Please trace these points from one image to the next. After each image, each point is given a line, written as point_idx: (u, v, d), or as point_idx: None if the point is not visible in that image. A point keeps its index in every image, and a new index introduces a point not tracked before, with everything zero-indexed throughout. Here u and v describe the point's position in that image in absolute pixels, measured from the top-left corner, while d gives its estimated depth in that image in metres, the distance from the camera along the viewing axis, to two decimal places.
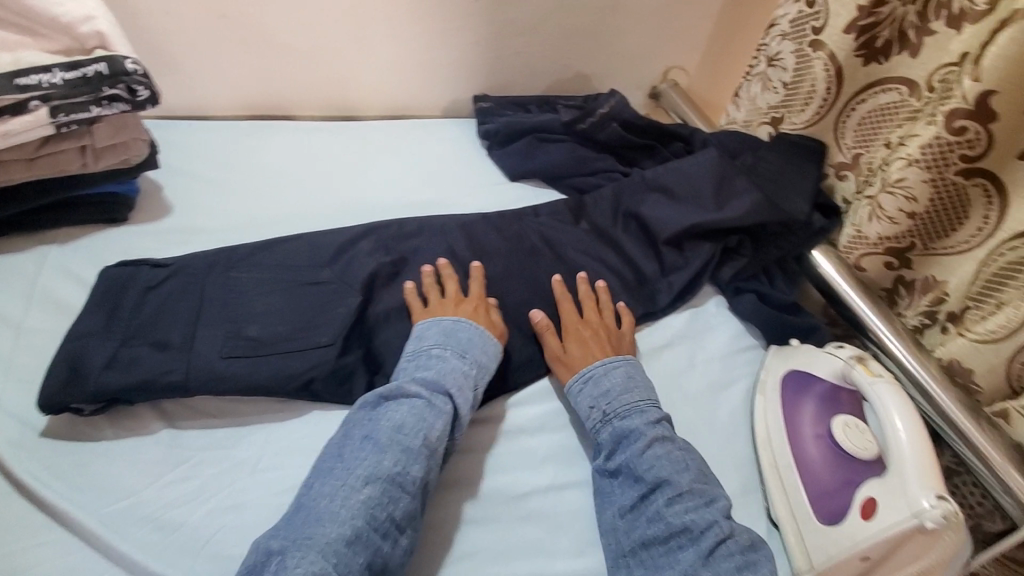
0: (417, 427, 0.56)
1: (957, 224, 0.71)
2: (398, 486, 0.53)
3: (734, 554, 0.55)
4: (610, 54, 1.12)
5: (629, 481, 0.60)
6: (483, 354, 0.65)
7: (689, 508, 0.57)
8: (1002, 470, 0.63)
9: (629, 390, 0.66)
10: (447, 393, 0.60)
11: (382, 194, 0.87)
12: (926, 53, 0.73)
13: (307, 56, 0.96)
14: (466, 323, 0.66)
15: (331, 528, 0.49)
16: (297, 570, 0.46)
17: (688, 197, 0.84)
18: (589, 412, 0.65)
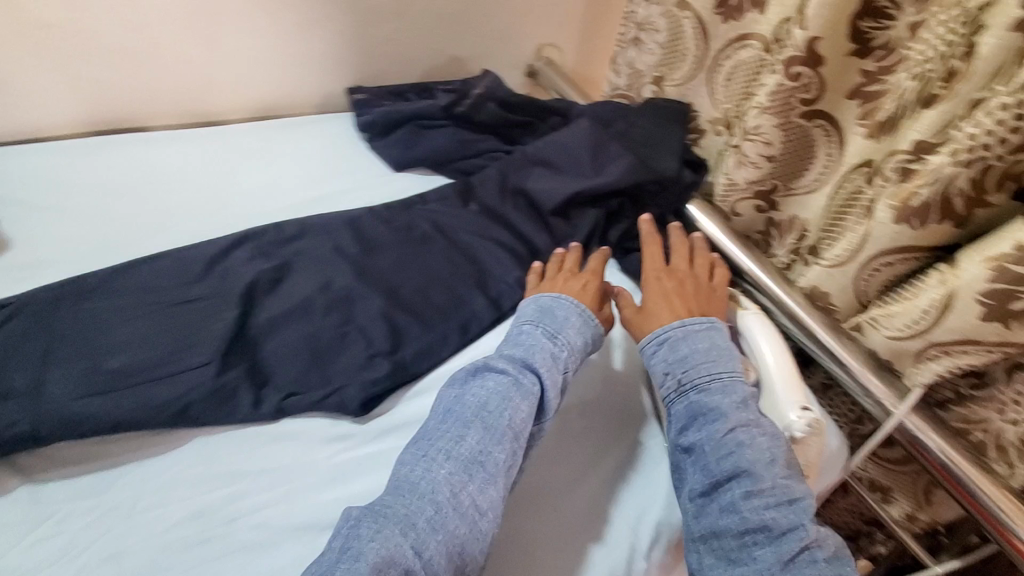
0: (501, 407, 0.55)
1: (808, 163, 0.78)
2: (479, 466, 0.52)
3: (818, 563, 0.50)
4: (482, 35, 1.11)
5: (700, 464, 0.57)
6: (577, 336, 0.64)
7: (769, 504, 0.52)
8: (863, 376, 0.72)
9: (711, 362, 0.62)
10: (534, 371, 0.59)
11: (257, 200, 0.82)
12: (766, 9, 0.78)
13: (152, 60, 0.87)
14: (564, 300, 0.67)
15: (413, 499, 0.49)
16: (371, 543, 0.46)
17: (570, 167, 0.86)
18: (663, 379, 0.63)
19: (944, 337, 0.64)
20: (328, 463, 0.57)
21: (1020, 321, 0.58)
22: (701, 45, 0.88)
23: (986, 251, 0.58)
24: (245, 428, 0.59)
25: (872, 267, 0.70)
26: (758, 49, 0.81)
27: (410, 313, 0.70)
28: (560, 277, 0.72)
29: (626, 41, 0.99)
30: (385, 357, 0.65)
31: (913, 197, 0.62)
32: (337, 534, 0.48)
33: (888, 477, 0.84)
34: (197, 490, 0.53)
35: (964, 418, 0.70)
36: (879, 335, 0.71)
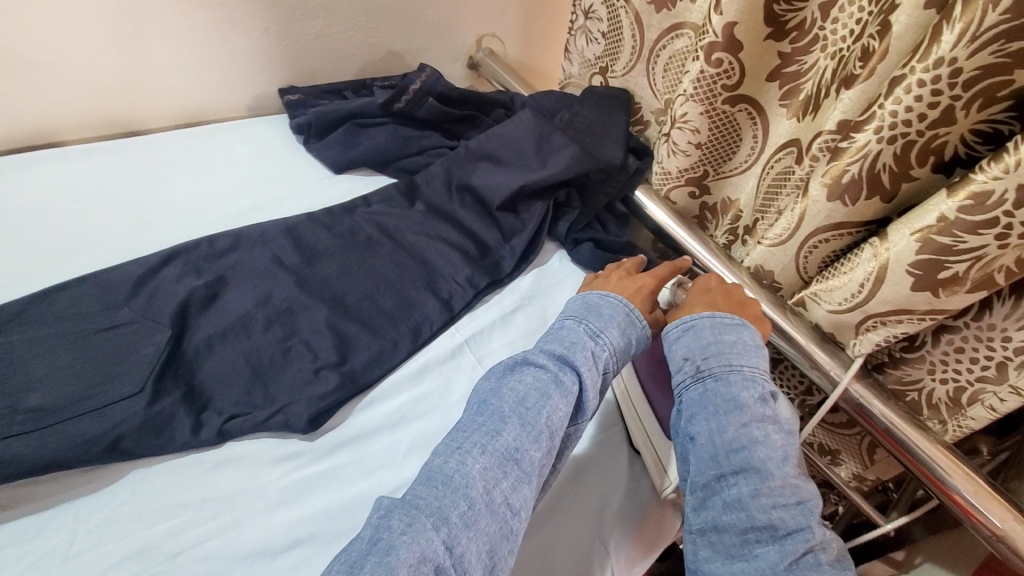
0: (540, 404, 0.54)
1: (736, 147, 0.80)
2: (515, 463, 0.51)
3: (822, 568, 0.49)
4: (419, 27, 1.08)
5: (705, 455, 0.56)
6: (619, 338, 0.62)
7: (776, 504, 0.51)
8: (810, 349, 0.74)
9: (735, 354, 0.60)
10: (574, 369, 0.58)
11: (189, 213, 0.78)
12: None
13: (60, 69, 0.81)
14: (612, 298, 0.66)
15: (448, 491, 0.48)
16: (403, 536, 0.45)
17: (514, 161, 0.85)
18: (682, 365, 0.61)
19: (879, 308, 0.67)
20: (278, 484, 0.55)
21: (947, 289, 0.60)
22: (637, 34, 0.87)
23: (914, 224, 0.60)
24: (184, 455, 0.55)
25: (810, 244, 0.72)
26: (689, 38, 0.80)
27: (359, 321, 0.68)
28: (615, 275, 0.73)
29: (574, 30, 0.99)
30: (333, 369, 0.63)
31: (844, 174, 0.64)
32: (367, 523, 0.47)
33: (835, 440, 0.87)
34: (132, 527, 0.50)
35: (899, 379, 0.74)
36: (821, 310, 0.73)
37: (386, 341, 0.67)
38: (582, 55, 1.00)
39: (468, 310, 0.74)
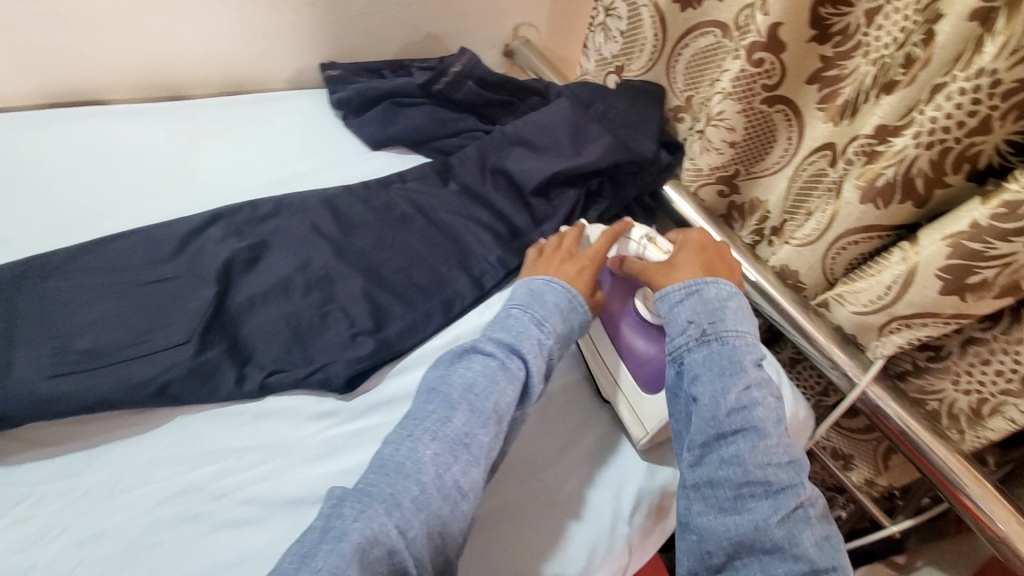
0: (488, 391, 0.55)
1: (769, 147, 0.81)
2: (465, 448, 0.52)
3: (809, 520, 0.52)
4: (458, 12, 1.09)
5: (705, 414, 0.56)
6: (563, 323, 0.63)
7: (772, 461, 0.53)
8: (831, 350, 0.75)
9: (738, 321, 0.60)
10: (521, 357, 0.58)
11: (231, 177, 0.80)
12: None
13: (111, 28, 0.83)
14: (555, 284, 0.65)
15: (397, 479, 0.50)
16: (354, 524, 0.47)
17: (549, 148, 0.86)
18: (686, 326, 0.60)
19: (904, 311, 0.68)
20: (314, 440, 0.57)
21: (974, 294, 0.61)
22: (659, 33, 0.90)
23: (945, 229, 0.61)
24: (227, 405, 0.57)
25: (838, 246, 0.73)
26: (714, 36, 0.85)
27: (392, 292, 0.70)
28: (555, 258, 0.70)
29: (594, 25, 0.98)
30: (369, 335, 0.65)
31: (878, 177, 0.65)
32: (319, 512, 0.49)
33: (850, 445, 0.89)
34: (178, 469, 0.52)
35: (921, 388, 0.75)
36: (845, 311, 0.74)
37: (418, 313, 0.69)
38: (599, 52, 1.00)
39: (498, 290, 0.76)
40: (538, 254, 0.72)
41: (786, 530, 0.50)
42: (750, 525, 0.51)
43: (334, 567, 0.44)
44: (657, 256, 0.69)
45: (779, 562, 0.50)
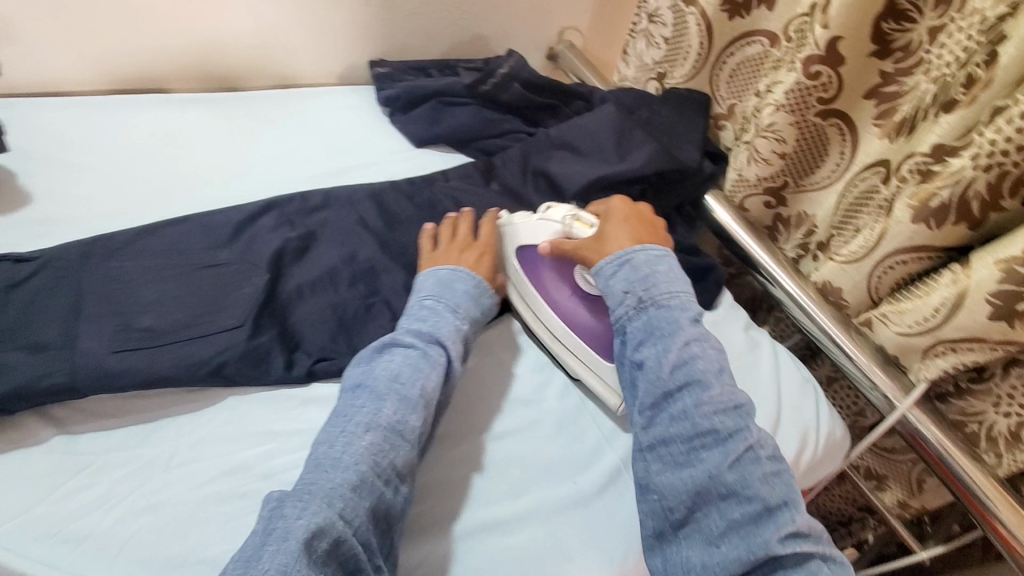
0: (415, 378, 0.56)
1: (820, 160, 0.80)
2: (398, 435, 0.52)
3: (760, 461, 0.53)
4: (506, 14, 1.10)
5: (650, 376, 0.58)
6: (474, 309, 0.65)
7: (718, 410, 0.55)
8: (871, 369, 0.74)
9: (670, 283, 0.63)
10: (441, 344, 0.60)
11: (282, 168, 0.82)
12: (778, 6, 0.81)
13: (174, 18, 0.86)
14: (462, 273, 0.66)
15: (336, 474, 0.48)
16: (298, 521, 0.45)
17: (593, 152, 0.86)
18: (622, 297, 0.63)
19: (951, 334, 0.67)
20: None
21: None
22: (704, 43, 0.89)
23: (999, 254, 0.60)
24: (277, 389, 0.59)
25: (886, 265, 0.72)
26: (762, 45, 0.85)
27: None
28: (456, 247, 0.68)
29: (636, 32, 0.98)
30: None
31: (933, 198, 0.64)
32: (259, 518, 0.46)
33: (885, 465, 0.88)
34: (229, 447, 0.54)
35: (962, 410, 0.73)
36: (889, 331, 0.74)
37: None
38: (639, 59, 1.00)
39: None
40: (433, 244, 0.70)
41: (737, 474, 0.52)
42: (704, 475, 0.52)
43: (284, 563, 0.42)
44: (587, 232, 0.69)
45: (735, 504, 0.51)
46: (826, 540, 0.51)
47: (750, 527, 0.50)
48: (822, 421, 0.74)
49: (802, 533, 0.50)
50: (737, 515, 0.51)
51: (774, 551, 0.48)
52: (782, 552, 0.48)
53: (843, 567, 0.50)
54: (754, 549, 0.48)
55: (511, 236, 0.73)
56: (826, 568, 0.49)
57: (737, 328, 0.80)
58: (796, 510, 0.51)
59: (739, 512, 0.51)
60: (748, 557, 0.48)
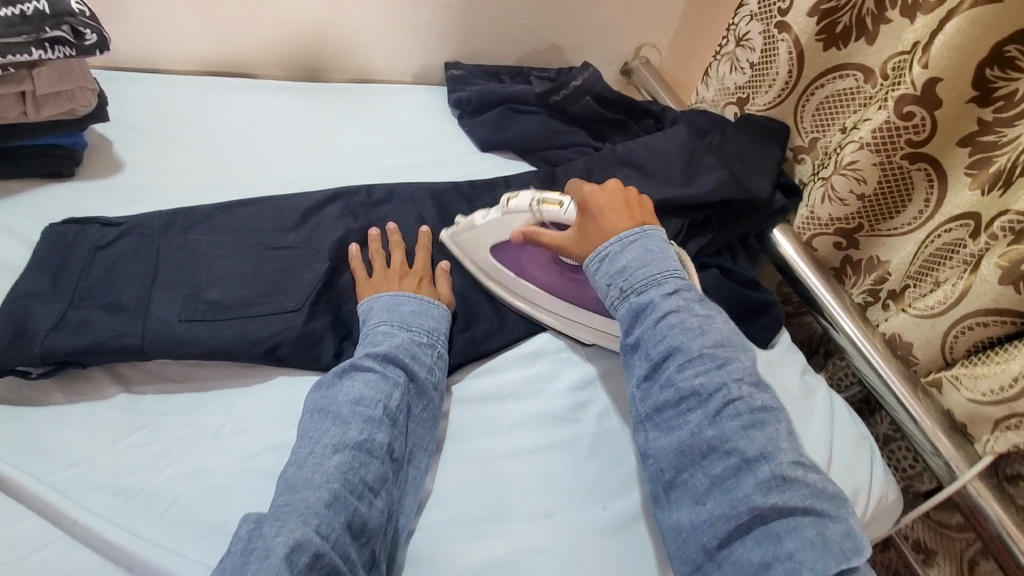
0: (376, 399, 0.54)
1: (902, 205, 0.76)
2: (367, 452, 0.51)
3: (742, 415, 0.52)
4: (584, 27, 1.10)
5: (639, 353, 0.58)
6: (427, 321, 0.62)
7: (700, 372, 0.54)
8: (933, 433, 0.69)
9: (649, 265, 0.61)
10: (400, 362, 0.57)
11: (352, 161, 0.84)
12: (878, 41, 0.78)
13: (269, 8, 0.90)
14: (405, 297, 0.63)
15: (308, 494, 0.47)
16: (277, 538, 0.43)
17: (659, 173, 0.84)
18: (606, 291, 0.61)
19: None
20: None
21: None
22: (794, 72, 0.85)
23: None
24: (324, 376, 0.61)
25: (962, 326, 0.68)
26: (854, 78, 0.81)
27: (483, 293, 0.72)
28: (386, 276, 0.65)
29: (722, 54, 0.96)
30: (459, 333, 0.67)
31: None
32: (235, 540, 0.44)
33: (937, 542, 0.83)
34: (275, 426, 0.56)
35: None
36: (959, 396, 0.70)
37: (507, 317, 0.70)
38: (722, 82, 0.98)
39: None
40: (367, 274, 0.66)
41: (718, 431, 0.52)
42: (688, 435, 0.53)
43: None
44: (559, 213, 0.67)
45: (717, 461, 0.51)
46: (818, 489, 0.49)
47: (735, 482, 0.50)
48: (875, 482, 0.70)
49: (788, 481, 0.48)
50: (719, 471, 0.51)
51: (755, 505, 0.48)
52: (765, 505, 0.47)
53: (839, 517, 0.48)
54: (740, 507, 0.48)
55: (474, 240, 0.71)
56: (816, 517, 0.47)
57: (793, 373, 0.77)
58: (777, 460, 0.49)
59: (721, 467, 0.51)
60: (730, 513, 0.48)
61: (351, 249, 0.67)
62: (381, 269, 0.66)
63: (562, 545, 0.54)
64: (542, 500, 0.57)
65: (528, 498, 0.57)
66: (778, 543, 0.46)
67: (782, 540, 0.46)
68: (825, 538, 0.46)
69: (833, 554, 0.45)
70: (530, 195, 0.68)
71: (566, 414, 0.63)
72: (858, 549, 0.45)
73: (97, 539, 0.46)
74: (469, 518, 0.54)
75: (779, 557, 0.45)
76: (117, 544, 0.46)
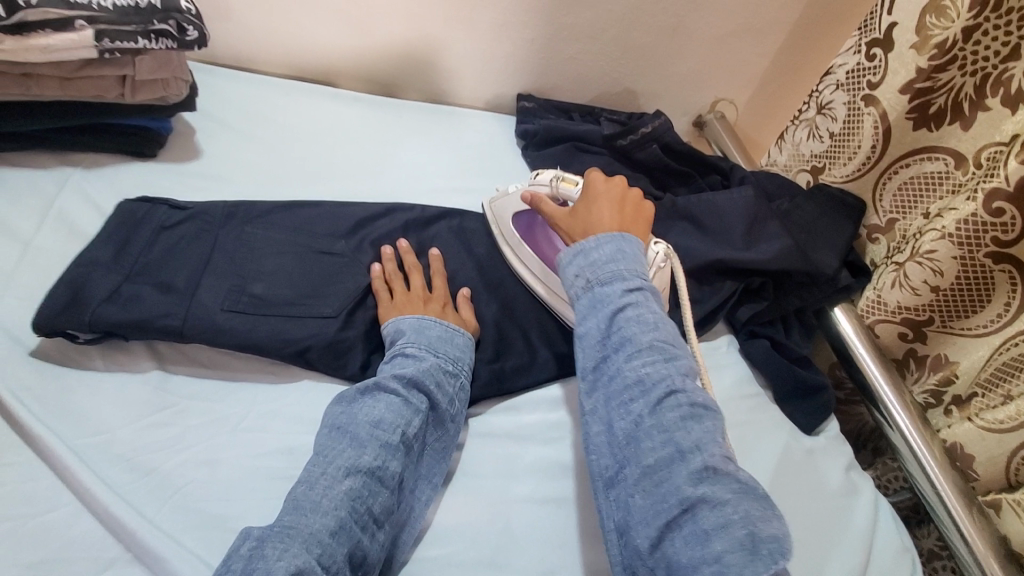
0: (396, 424, 0.53)
1: (978, 306, 0.71)
2: (378, 481, 0.50)
3: (681, 406, 0.50)
4: (663, 76, 1.09)
5: (590, 345, 0.56)
6: (457, 350, 0.62)
7: (645, 363, 0.52)
8: (985, 559, 0.63)
9: (617, 262, 0.59)
10: (425, 391, 0.57)
11: (413, 178, 0.86)
12: (974, 128, 0.73)
13: (361, 24, 0.94)
14: (440, 324, 0.63)
15: (314, 520, 0.46)
16: (279, 562, 0.43)
17: (718, 232, 0.81)
18: (573, 285, 0.60)
19: None
20: None
21: None
22: (877, 146, 0.82)
23: None
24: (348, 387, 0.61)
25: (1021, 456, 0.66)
26: (944, 163, 0.76)
27: (519, 327, 0.71)
28: (407, 303, 0.64)
29: (800, 119, 0.93)
30: (487, 364, 0.66)
31: None
32: (235, 556, 0.43)
33: None
34: (293, 428, 0.56)
35: None
36: (1020, 524, 0.65)
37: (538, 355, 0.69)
38: (797, 147, 0.95)
39: None
40: (386, 296, 0.65)
41: (656, 421, 0.49)
42: (628, 426, 0.50)
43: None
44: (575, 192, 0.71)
45: (652, 452, 0.49)
46: (746, 487, 0.46)
47: (667, 475, 0.47)
48: None
49: (718, 474, 0.46)
50: (650, 460, 0.48)
51: (684, 497, 0.46)
52: (693, 495, 0.45)
53: (771, 517, 0.45)
54: (670, 500, 0.46)
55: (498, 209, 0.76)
56: (747, 514, 0.44)
57: (835, 467, 0.72)
58: (711, 452, 0.47)
59: (654, 457, 0.48)
60: (661, 507, 0.46)
61: (370, 267, 0.67)
62: (410, 290, 0.66)
63: None
64: (542, 556, 0.54)
65: (530, 550, 0.54)
66: (707, 544, 0.43)
67: (711, 541, 0.43)
68: (753, 539, 0.43)
69: (761, 559, 0.41)
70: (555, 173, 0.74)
71: (584, 468, 0.61)
72: (788, 552, 0.42)
73: (102, 511, 0.46)
74: (468, 559, 0.53)
75: (708, 560, 0.42)
76: (119, 519, 0.46)
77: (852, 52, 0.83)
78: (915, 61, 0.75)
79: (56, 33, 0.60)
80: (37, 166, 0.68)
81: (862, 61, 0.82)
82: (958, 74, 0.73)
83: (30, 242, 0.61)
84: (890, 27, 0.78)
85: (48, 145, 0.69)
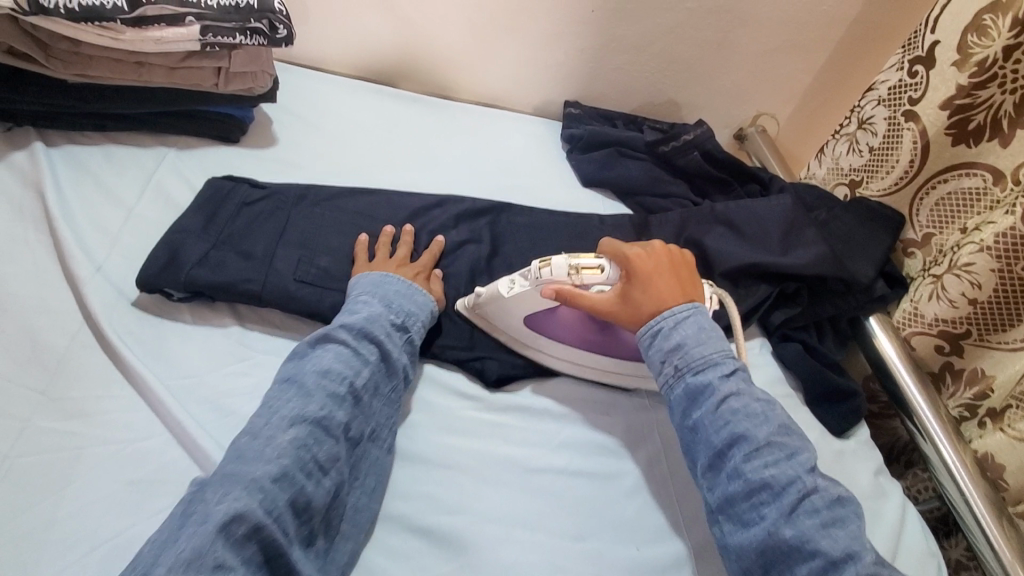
0: (343, 374, 0.56)
1: (1016, 320, 0.72)
2: (324, 430, 0.52)
3: (820, 512, 0.50)
4: (707, 88, 1.12)
5: (700, 439, 0.55)
6: (410, 304, 0.64)
7: (771, 464, 0.52)
8: (1010, 565, 0.64)
9: (704, 344, 0.59)
10: (374, 341, 0.59)
11: (464, 174, 0.92)
12: (1013, 144, 0.74)
13: (423, 31, 1.01)
14: (391, 279, 0.66)
15: (256, 466, 0.47)
16: (218, 505, 0.44)
17: (755, 237, 0.83)
18: (661, 367, 0.59)
19: None
20: (460, 415, 0.64)
21: None
22: (916, 162, 0.84)
23: None
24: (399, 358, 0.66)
25: None
26: (981, 179, 0.77)
27: None
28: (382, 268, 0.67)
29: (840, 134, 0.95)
30: None
31: None
32: (182, 499, 0.46)
33: None
34: None
35: None
36: None
37: None
38: (836, 161, 0.97)
39: None
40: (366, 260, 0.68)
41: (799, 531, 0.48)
42: (764, 533, 0.49)
43: (196, 547, 0.42)
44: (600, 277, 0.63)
45: (801, 563, 0.48)
46: None
47: None
48: None
49: None
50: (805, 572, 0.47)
51: None
52: None
53: None
54: None
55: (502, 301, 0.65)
56: None
57: (864, 469, 0.73)
58: (864, 560, 0.47)
59: (805, 569, 0.47)
60: None
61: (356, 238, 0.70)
62: (386, 258, 0.69)
63: (588, 569, 0.55)
64: (573, 522, 0.58)
65: (564, 516, 0.58)
66: None
67: None
68: None
69: None
70: (567, 259, 0.62)
71: (617, 447, 0.64)
72: None
73: (190, 443, 0.52)
74: (507, 518, 0.57)
75: None
76: (204, 451, 0.52)
77: (894, 68, 0.85)
78: (956, 79, 0.77)
79: (168, 27, 0.68)
80: (137, 145, 0.76)
81: (904, 78, 0.84)
82: (997, 91, 0.75)
83: (132, 209, 0.68)
84: (933, 45, 0.80)
85: (147, 127, 0.77)
